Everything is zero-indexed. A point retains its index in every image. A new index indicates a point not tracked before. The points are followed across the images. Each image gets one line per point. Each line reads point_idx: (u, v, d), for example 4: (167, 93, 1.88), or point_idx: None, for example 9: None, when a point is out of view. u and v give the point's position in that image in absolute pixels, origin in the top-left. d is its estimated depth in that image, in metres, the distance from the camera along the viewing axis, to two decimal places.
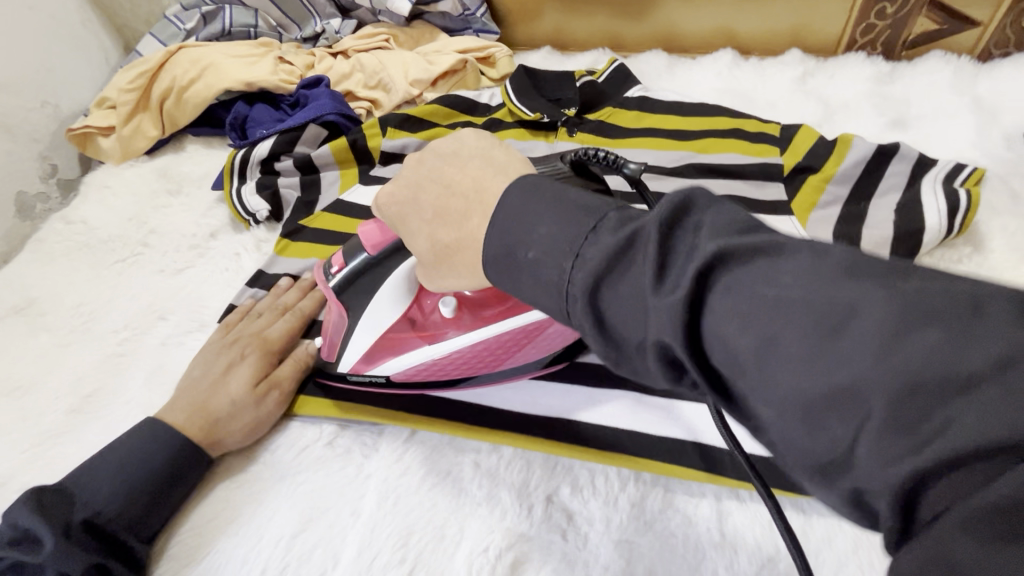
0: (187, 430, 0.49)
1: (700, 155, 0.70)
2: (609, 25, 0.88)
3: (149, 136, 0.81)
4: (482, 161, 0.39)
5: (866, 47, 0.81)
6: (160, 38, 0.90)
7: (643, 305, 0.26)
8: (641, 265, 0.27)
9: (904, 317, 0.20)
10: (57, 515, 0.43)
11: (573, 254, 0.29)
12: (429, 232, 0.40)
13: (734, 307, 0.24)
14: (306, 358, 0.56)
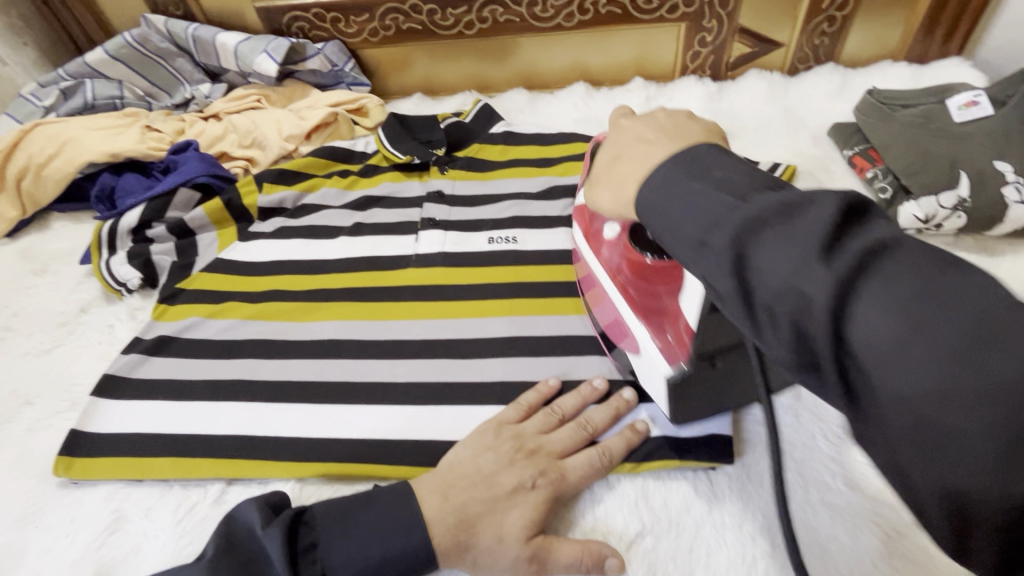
0: (439, 535, 0.43)
1: (561, 178, 0.76)
2: (472, 68, 0.95)
3: (9, 217, 0.78)
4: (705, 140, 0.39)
5: (697, 71, 0.92)
6: (16, 117, 0.87)
7: (793, 272, 0.27)
8: (790, 230, 0.28)
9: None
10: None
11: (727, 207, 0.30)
12: (625, 144, 0.43)
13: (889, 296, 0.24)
14: (596, 548, 0.44)
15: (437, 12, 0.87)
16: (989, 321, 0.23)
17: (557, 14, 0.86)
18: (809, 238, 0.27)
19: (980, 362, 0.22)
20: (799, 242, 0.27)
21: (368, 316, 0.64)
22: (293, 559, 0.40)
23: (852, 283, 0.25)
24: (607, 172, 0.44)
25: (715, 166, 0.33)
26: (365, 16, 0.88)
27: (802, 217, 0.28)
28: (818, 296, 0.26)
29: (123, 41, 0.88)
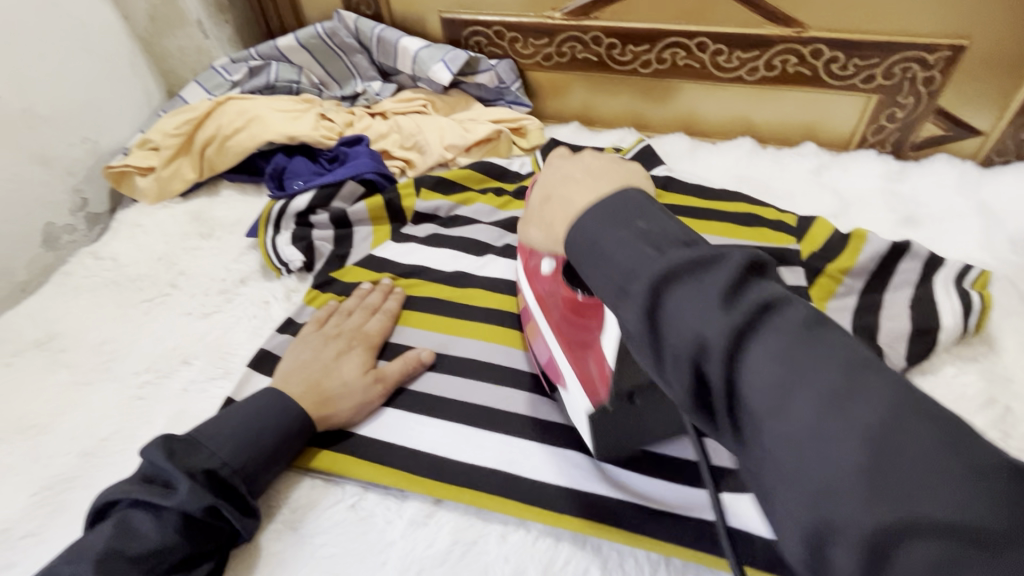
0: (302, 401, 0.54)
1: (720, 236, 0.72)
2: (633, 105, 0.93)
3: (187, 179, 0.83)
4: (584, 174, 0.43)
5: (876, 145, 0.86)
6: (204, 86, 0.94)
7: (696, 324, 0.29)
8: (707, 278, 0.30)
9: (888, 475, 0.23)
10: (184, 462, 0.46)
11: (706, 301, 0.29)
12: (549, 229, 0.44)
13: (762, 368, 0.27)
14: (415, 359, 0.59)
15: (616, 46, 0.86)
16: (870, 417, 0.24)
17: (741, 66, 0.83)
18: (713, 288, 0.29)
19: (876, 468, 0.23)
20: (782, 347, 0.27)
21: (514, 344, 0.62)
22: (174, 455, 0.46)
23: (714, 343, 0.28)
24: (540, 209, 0.46)
25: (638, 217, 0.35)
26: (544, 40, 0.89)
27: (712, 273, 0.30)
28: (689, 346, 0.29)
29: (315, 32, 0.93)
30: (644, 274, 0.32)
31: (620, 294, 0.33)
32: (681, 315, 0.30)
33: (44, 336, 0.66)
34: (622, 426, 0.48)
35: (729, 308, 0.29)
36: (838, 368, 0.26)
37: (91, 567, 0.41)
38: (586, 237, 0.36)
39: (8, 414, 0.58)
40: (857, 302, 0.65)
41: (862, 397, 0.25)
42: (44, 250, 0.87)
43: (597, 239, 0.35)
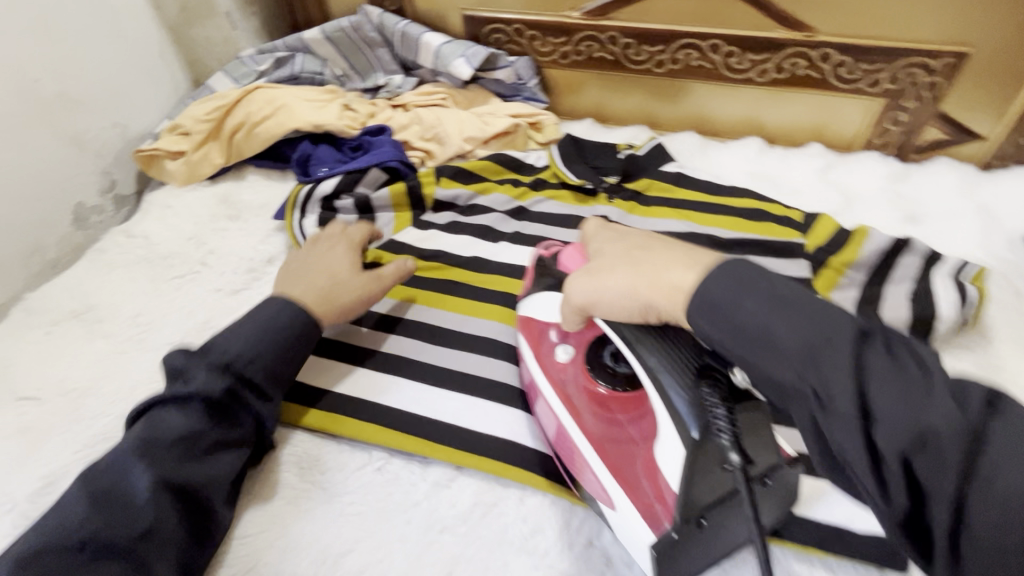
0: (307, 301, 0.58)
1: (728, 229, 0.75)
2: (645, 104, 0.96)
3: (215, 163, 0.86)
4: (643, 248, 0.45)
5: (881, 147, 0.89)
6: (231, 75, 0.97)
7: (811, 343, 0.35)
8: (802, 302, 0.37)
9: (959, 439, 0.31)
10: (200, 362, 0.51)
11: (812, 323, 0.35)
12: (623, 293, 0.43)
13: (882, 368, 0.33)
14: (402, 268, 0.65)
15: (632, 46, 0.89)
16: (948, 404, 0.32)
17: (752, 68, 0.86)
18: (807, 309, 0.36)
19: (948, 435, 0.31)
20: (880, 361, 0.33)
21: None
22: (192, 358, 0.51)
23: (818, 355, 0.34)
24: (611, 264, 0.45)
25: (739, 265, 0.39)
26: (562, 38, 0.92)
27: (794, 296, 0.37)
28: (800, 354, 0.35)
29: (340, 25, 0.96)
30: (820, 360, 0.34)
31: (791, 385, 0.35)
32: (894, 397, 0.32)
33: (80, 308, 0.69)
34: (701, 548, 0.43)
35: (844, 333, 0.34)
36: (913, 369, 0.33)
37: (130, 453, 0.46)
38: (707, 312, 0.38)
39: (49, 378, 0.61)
40: (859, 294, 0.68)
41: (941, 395, 0.32)
42: (74, 229, 0.90)
43: (745, 322, 0.37)
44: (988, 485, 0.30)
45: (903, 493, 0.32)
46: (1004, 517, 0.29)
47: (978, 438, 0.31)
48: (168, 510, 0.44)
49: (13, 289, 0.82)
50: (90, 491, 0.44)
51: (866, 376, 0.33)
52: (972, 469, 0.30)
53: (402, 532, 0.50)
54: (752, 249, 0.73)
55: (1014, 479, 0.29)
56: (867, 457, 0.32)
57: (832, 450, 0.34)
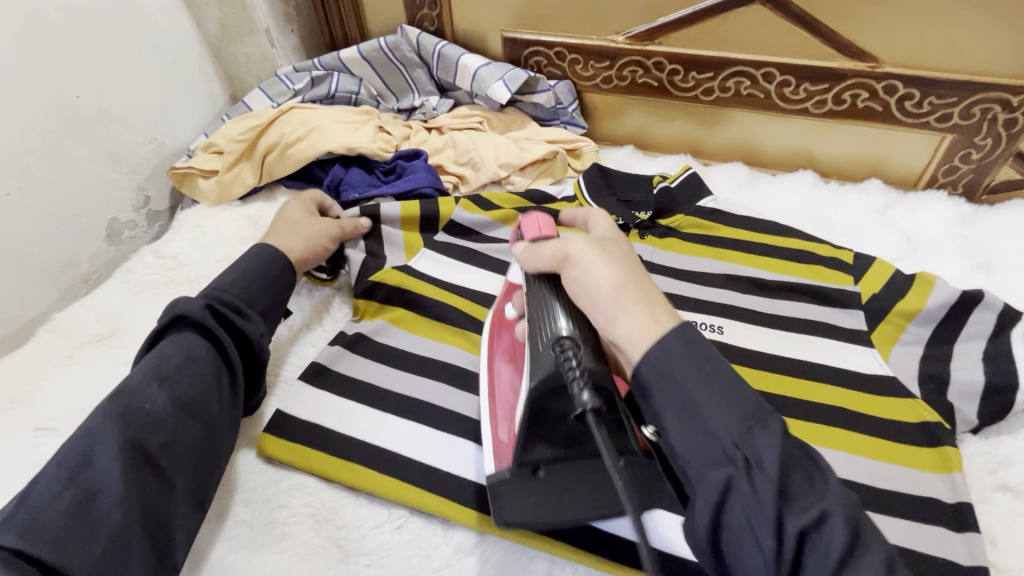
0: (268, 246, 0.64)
1: (771, 271, 0.69)
2: (690, 132, 0.92)
3: (246, 183, 0.85)
4: (617, 254, 0.48)
5: (947, 187, 0.83)
6: (268, 93, 0.96)
7: (720, 447, 0.39)
8: (733, 411, 0.40)
9: (850, 570, 0.36)
10: (158, 371, 0.50)
11: (745, 429, 0.39)
12: (582, 280, 0.46)
13: (782, 490, 0.38)
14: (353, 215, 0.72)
15: (679, 73, 0.85)
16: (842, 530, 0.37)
17: (808, 98, 0.81)
18: (742, 413, 0.40)
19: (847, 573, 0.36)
20: (791, 482, 0.38)
21: None
22: (150, 367, 0.50)
23: (736, 463, 0.38)
24: (569, 257, 0.48)
25: (693, 355, 0.42)
26: (605, 63, 0.88)
27: (739, 410, 0.40)
28: (723, 447, 0.39)
29: (377, 45, 0.94)
30: (750, 432, 0.39)
31: (717, 446, 0.39)
32: (797, 502, 0.38)
33: (106, 331, 0.68)
34: (547, 499, 0.48)
35: (764, 445, 0.38)
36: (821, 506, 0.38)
37: (78, 480, 0.42)
38: (658, 376, 0.42)
39: (68, 406, 0.60)
40: (924, 352, 0.61)
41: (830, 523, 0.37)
42: (107, 244, 0.90)
43: (694, 395, 0.41)
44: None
45: (736, 486, 0.38)
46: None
47: (861, 535, 0.37)
48: (140, 538, 0.43)
49: (44, 304, 0.82)
50: (33, 532, 0.40)
51: (783, 471, 0.38)
52: (840, 547, 0.36)
53: None
54: (794, 295, 0.67)
55: None
56: (775, 548, 0.36)
57: (726, 531, 0.39)
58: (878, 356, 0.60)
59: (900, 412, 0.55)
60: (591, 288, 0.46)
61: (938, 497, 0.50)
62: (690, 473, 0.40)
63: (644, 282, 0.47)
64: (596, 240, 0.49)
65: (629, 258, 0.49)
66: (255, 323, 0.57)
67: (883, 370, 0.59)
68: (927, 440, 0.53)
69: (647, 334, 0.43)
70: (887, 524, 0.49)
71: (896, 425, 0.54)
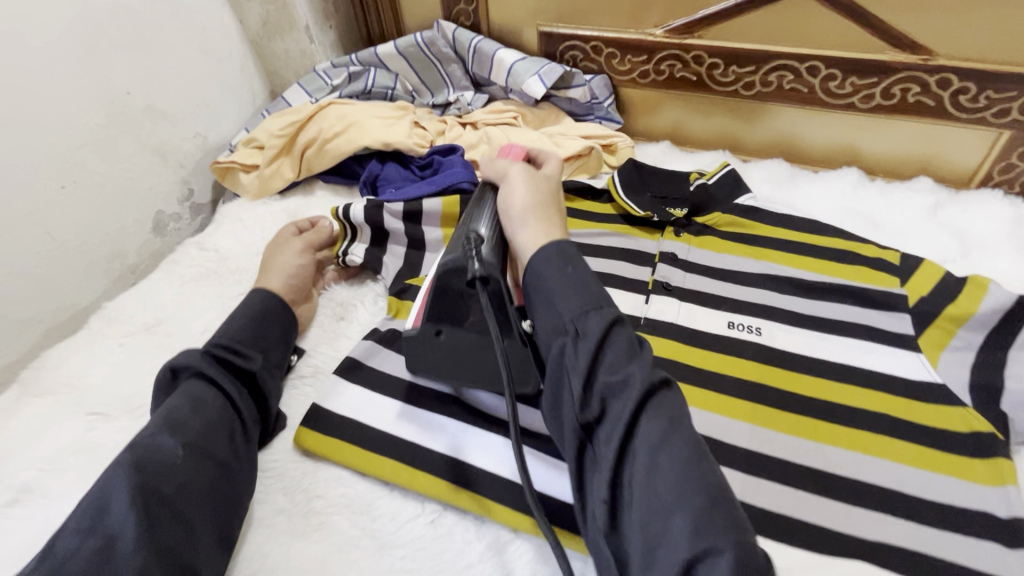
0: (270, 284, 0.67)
1: (811, 273, 0.67)
2: (729, 127, 0.90)
3: (286, 178, 0.87)
4: (550, 190, 0.57)
5: (1003, 184, 0.79)
6: (306, 88, 0.97)
7: (561, 324, 0.46)
8: (590, 312, 0.45)
9: (677, 467, 0.40)
10: (184, 387, 0.53)
11: (588, 311, 0.45)
12: (506, 203, 0.54)
13: (611, 375, 0.43)
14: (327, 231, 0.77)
15: (718, 67, 0.83)
16: (671, 427, 0.41)
17: (854, 93, 0.78)
18: (590, 297, 0.46)
19: (672, 477, 0.39)
20: (620, 365, 0.43)
21: None
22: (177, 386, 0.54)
23: (569, 343, 0.45)
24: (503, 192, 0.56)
25: (570, 262, 0.48)
26: (642, 57, 0.87)
27: (589, 307, 0.46)
28: (568, 328, 0.45)
29: (414, 41, 0.95)
30: (587, 314, 0.45)
31: (561, 322, 0.46)
32: (613, 367, 0.43)
33: (153, 320, 0.70)
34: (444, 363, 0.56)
35: (599, 334, 0.44)
36: (659, 418, 0.42)
37: (129, 473, 0.45)
38: (536, 276, 0.48)
39: (118, 392, 0.62)
40: (976, 358, 0.57)
41: (656, 418, 0.42)
42: (153, 236, 0.93)
43: (548, 278, 0.48)
44: (644, 439, 0.41)
45: (587, 390, 0.43)
46: (643, 483, 0.40)
47: (675, 422, 0.42)
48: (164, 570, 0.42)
49: (95, 293, 0.85)
50: (92, 531, 0.42)
51: (604, 352, 0.44)
52: (654, 425, 0.41)
53: None
54: (836, 297, 0.65)
55: (660, 492, 0.39)
56: (584, 398, 0.43)
57: (561, 391, 0.45)
58: (927, 362, 0.58)
59: (949, 421, 0.53)
60: (507, 205, 0.55)
61: (990, 510, 0.47)
62: (543, 348, 0.48)
63: (553, 214, 0.54)
64: (533, 173, 0.57)
65: (554, 199, 0.57)
66: (255, 363, 0.58)
67: (932, 377, 0.56)
68: (978, 450, 0.51)
69: (535, 245, 0.51)
70: (935, 537, 0.47)
71: (946, 433, 0.52)
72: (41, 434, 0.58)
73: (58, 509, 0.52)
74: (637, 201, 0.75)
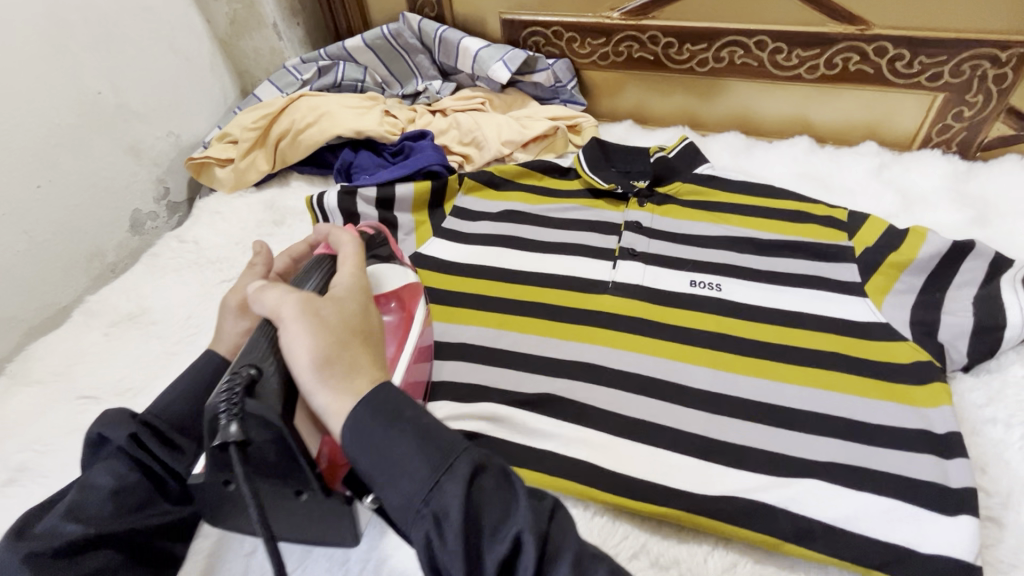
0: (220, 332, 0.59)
1: (765, 232, 0.72)
2: (687, 104, 0.94)
3: (261, 170, 0.89)
4: (341, 301, 0.44)
5: (941, 145, 0.84)
6: (278, 84, 0.99)
7: (410, 489, 0.35)
8: (438, 459, 0.36)
9: None
10: (110, 461, 0.47)
11: (431, 459, 0.36)
12: (287, 329, 0.41)
13: (492, 518, 0.35)
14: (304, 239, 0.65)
15: (673, 45, 0.87)
16: (581, 565, 0.35)
17: (801, 64, 0.83)
18: (433, 439, 0.37)
19: None
20: (500, 503, 0.36)
21: (568, 336, 0.63)
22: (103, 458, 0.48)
23: (420, 510, 0.35)
24: (281, 319, 0.42)
25: (403, 407, 0.38)
26: (602, 39, 0.91)
27: (435, 443, 0.36)
28: (416, 500, 0.35)
29: (381, 33, 0.97)
30: (439, 488, 0.35)
31: (410, 501, 0.35)
32: (494, 523, 0.35)
33: (137, 310, 0.72)
34: (234, 510, 0.43)
35: (461, 481, 0.35)
36: (564, 569, 0.34)
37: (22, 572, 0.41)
38: (352, 440, 0.37)
39: (106, 378, 0.64)
40: (917, 299, 0.62)
41: (567, 568, 0.34)
42: (130, 235, 0.94)
43: (383, 450, 0.36)
44: None
45: (460, 560, 0.33)
46: None
47: (580, 562, 0.35)
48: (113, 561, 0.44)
49: (75, 292, 0.86)
50: None
51: (476, 500, 0.35)
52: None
53: None
54: (790, 252, 0.69)
55: None
56: (468, 573, 0.33)
57: None
58: (872, 304, 0.62)
59: (892, 354, 0.57)
60: (294, 357, 0.40)
61: (930, 428, 0.52)
62: (397, 522, 0.36)
63: (361, 353, 0.41)
64: (314, 302, 0.42)
65: (353, 301, 0.45)
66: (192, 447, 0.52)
67: (877, 317, 0.61)
68: (918, 377, 0.55)
69: (348, 407, 0.38)
70: (882, 454, 0.50)
71: (889, 364, 0.57)
72: (32, 420, 0.59)
73: (52, 487, 0.53)
74: (603, 176, 0.79)
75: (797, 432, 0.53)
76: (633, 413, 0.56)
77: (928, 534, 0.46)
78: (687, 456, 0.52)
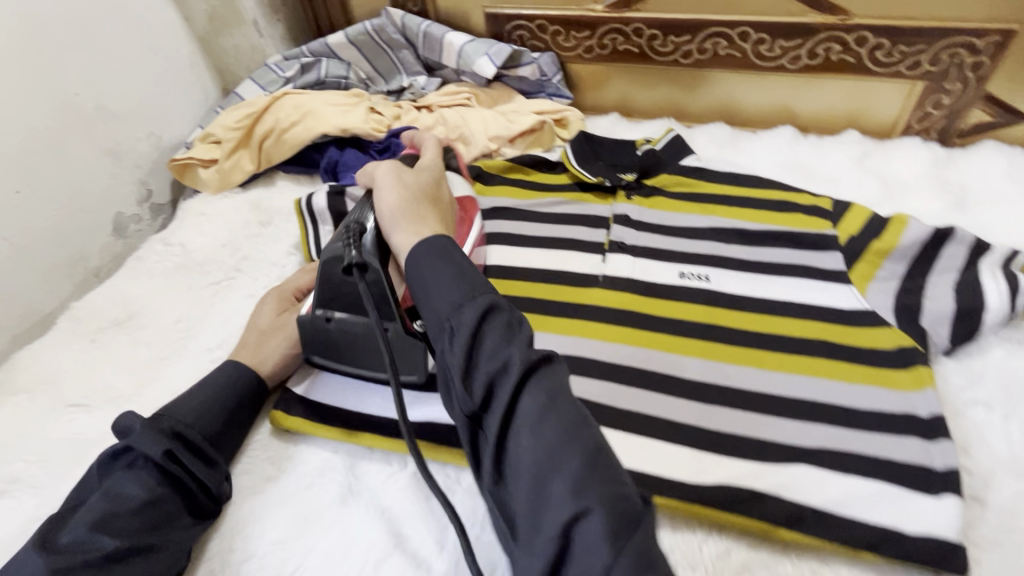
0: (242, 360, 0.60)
1: (753, 223, 0.72)
2: (673, 96, 0.94)
3: (246, 170, 0.88)
4: (422, 172, 0.61)
5: (921, 133, 0.86)
6: (260, 82, 0.98)
7: (444, 288, 0.45)
8: (467, 289, 0.44)
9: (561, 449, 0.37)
10: (140, 471, 0.47)
11: (461, 287, 0.44)
12: (386, 177, 0.59)
13: (492, 349, 0.41)
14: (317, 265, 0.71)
15: (658, 37, 0.88)
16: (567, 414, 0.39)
17: (783, 55, 0.84)
18: (470, 279, 0.45)
19: (556, 457, 0.37)
20: (501, 340, 0.41)
21: (560, 331, 0.63)
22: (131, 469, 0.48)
23: (453, 297, 0.44)
24: (382, 177, 0.59)
25: (455, 254, 0.48)
26: (586, 32, 0.91)
27: (466, 283, 0.45)
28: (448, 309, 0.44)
29: (363, 29, 0.96)
30: (461, 309, 0.43)
31: (441, 316, 0.44)
32: (492, 351, 0.41)
33: (124, 315, 0.71)
34: (338, 353, 0.59)
35: (475, 313, 0.42)
36: (545, 403, 0.39)
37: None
38: (411, 269, 0.48)
39: (96, 384, 0.63)
40: (900, 286, 0.63)
41: (544, 404, 0.39)
42: (114, 238, 0.92)
43: (427, 272, 0.47)
44: (526, 415, 0.38)
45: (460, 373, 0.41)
46: (533, 446, 0.37)
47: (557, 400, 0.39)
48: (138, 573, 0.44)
49: (59, 298, 0.85)
50: None
51: (480, 335, 0.41)
52: (533, 399, 0.39)
53: (441, 537, 0.50)
54: (776, 242, 0.70)
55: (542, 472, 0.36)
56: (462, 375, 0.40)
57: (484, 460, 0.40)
58: (857, 292, 0.63)
59: (876, 340, 0.59)
60: (382, 211, 0.56)
61: (915, 411, 0.53)
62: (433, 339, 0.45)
63: (430, 214, 0.56)
64: (402, 170, 0.60)
65: (422, 188, 0.58)
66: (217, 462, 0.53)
67: (862, 305, 0.62)
68: (902, 362, 0.56)
69: (409, 243, 0.52)
70: (868, 439, 0.52)
71: (874, 351, 0.58)
72: (22, 430, 0.58)
73: (46, 497, 0.53)
74: (590, 168, 0.79)
75: (787, 420, 0.54)
76: (626, 406, 0.56)
77: (915, 515, 0.47)
78: (680, 447, 0.53)
